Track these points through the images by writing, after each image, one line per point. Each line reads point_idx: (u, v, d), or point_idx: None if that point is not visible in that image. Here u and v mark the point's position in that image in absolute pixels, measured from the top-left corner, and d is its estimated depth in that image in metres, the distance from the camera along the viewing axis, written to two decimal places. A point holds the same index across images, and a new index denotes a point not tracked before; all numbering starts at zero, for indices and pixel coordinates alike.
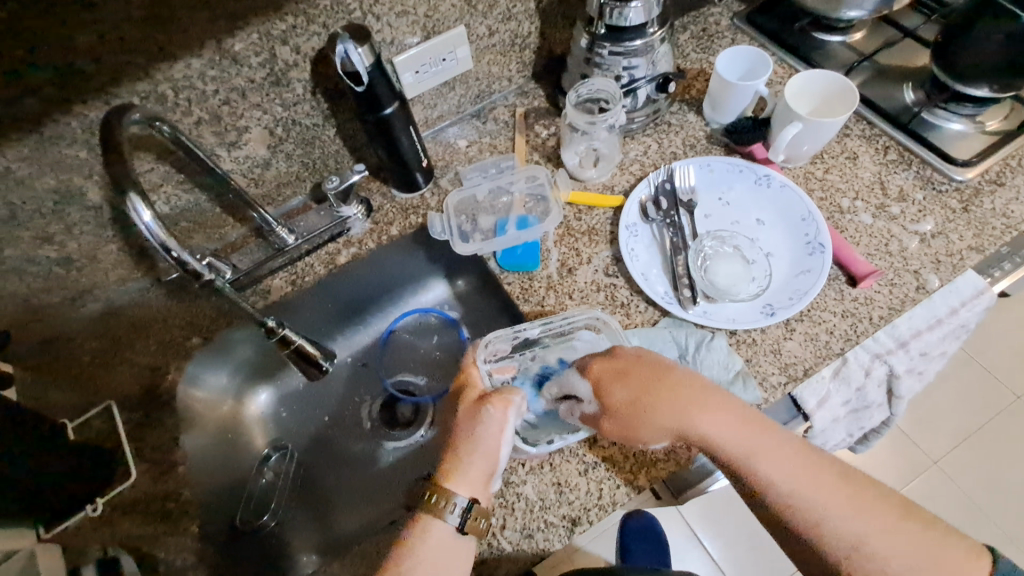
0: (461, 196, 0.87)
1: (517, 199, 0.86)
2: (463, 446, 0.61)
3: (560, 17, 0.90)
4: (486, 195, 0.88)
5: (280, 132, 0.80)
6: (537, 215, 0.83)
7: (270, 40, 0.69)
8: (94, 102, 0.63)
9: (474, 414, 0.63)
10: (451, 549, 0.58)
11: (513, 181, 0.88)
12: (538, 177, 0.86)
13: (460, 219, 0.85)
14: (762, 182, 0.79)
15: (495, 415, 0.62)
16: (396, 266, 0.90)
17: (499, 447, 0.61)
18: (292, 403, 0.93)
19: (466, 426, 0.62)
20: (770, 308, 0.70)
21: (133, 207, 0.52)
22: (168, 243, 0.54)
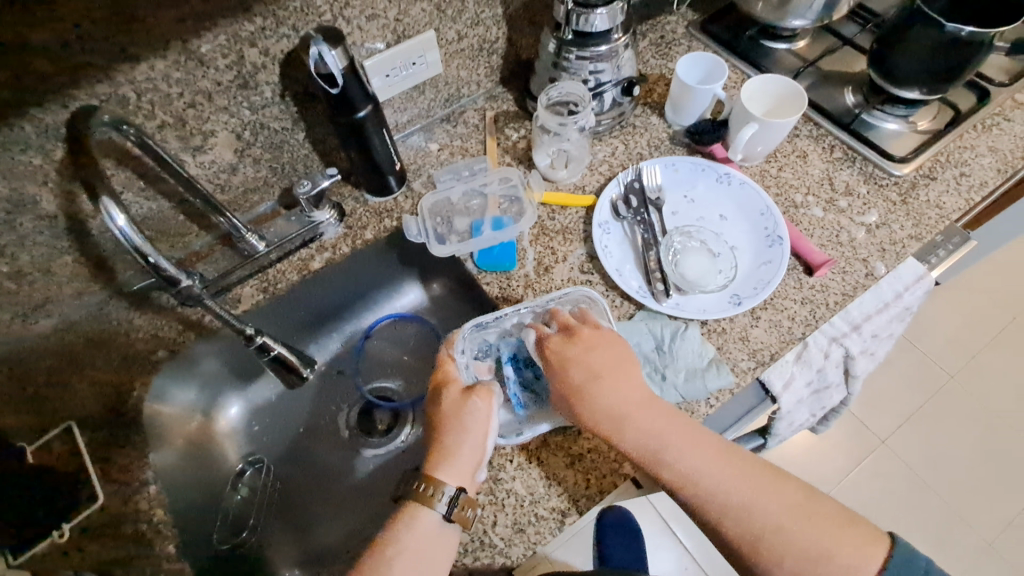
0: (435, 198, 0.87)
1: (493, 200, 0.87)
2: (450, 437, 0.63)
3: (527, 23, 0.92)
4: (460, 197, 0.88)
5: (247, 137, 0.78)
6: (514, 215, 0.84)
7: (238, 42, 0.67)
8: (50, 105, 0.61)
9: (460, 405, 0.64)
10: (440, 538, 0.59)
11: (486, 182, 0.89)
12: (512, 177, 0.88)
13: (436, 220, 0.86)
14: (723, 180, 0.83)
15: (482, 407, 0.64)
16: (369, 270, 0.90)
17: (486, 439, 0.63)
18: (266, 415, 0.90)
19: (452, 419, 0.63)
20: (737, 298, 0.74)
21: (108, 213, 0.50)
22: (144, 248, 0.52)
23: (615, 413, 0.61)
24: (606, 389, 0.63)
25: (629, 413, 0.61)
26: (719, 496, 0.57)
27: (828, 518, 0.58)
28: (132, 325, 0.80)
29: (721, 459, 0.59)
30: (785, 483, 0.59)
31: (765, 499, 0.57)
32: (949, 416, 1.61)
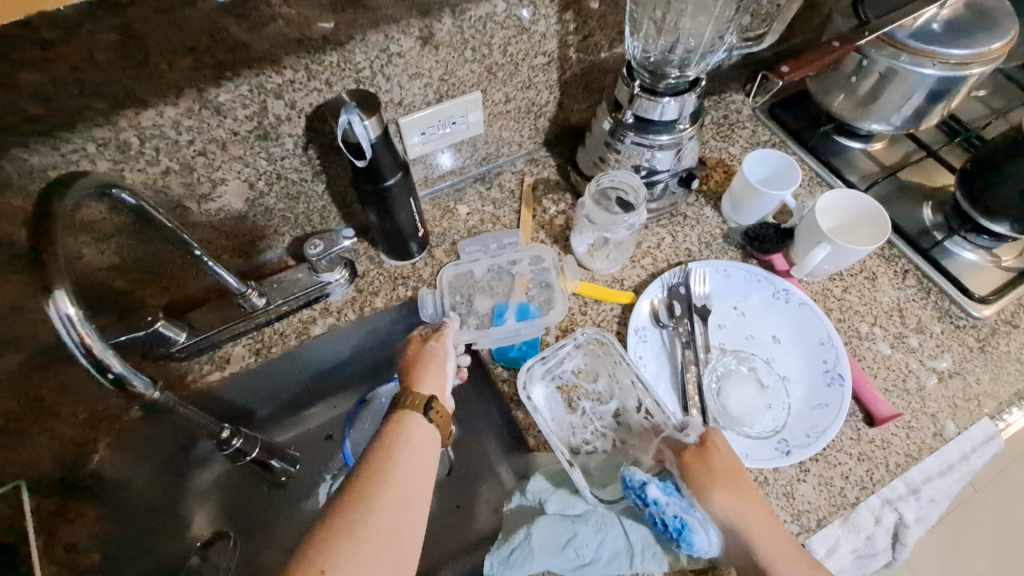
0: (457, 269, 0.79)
1: (522, 280, 0.79)
2: (422, 367, 0.63)
3: (582, 89, 0.84)
4: (484, 273, 0.80)
5: (261, 186, 0.70)
6: (543, 302, 0.75)
7: (263, 93, 0.60)
8: (38, 147, 0.53)
9: (421, 347, 0.65)
10: (425, 441, 0.57)
11: (515, 259, 0.80)
12: (545, 259, 0.79)
13: (456, 292, 0.78)
14: (780, 296, 0.74)
15: (442, 345, 0.65)
16: (372, 338, 0.81)
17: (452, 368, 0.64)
18: (240, 479, 0.82)
19: (420, 359, 0.64)
20: (785, 445, 0.65)
21: (57, 306, 0.43)
22: (94, 349, 0.44)
23: (751, 529, 0.56)
24: (746, 504, 0.57)
25: (763, 537, 0.56)
26: None
27: None
28: None
29: None
30: None
31: None
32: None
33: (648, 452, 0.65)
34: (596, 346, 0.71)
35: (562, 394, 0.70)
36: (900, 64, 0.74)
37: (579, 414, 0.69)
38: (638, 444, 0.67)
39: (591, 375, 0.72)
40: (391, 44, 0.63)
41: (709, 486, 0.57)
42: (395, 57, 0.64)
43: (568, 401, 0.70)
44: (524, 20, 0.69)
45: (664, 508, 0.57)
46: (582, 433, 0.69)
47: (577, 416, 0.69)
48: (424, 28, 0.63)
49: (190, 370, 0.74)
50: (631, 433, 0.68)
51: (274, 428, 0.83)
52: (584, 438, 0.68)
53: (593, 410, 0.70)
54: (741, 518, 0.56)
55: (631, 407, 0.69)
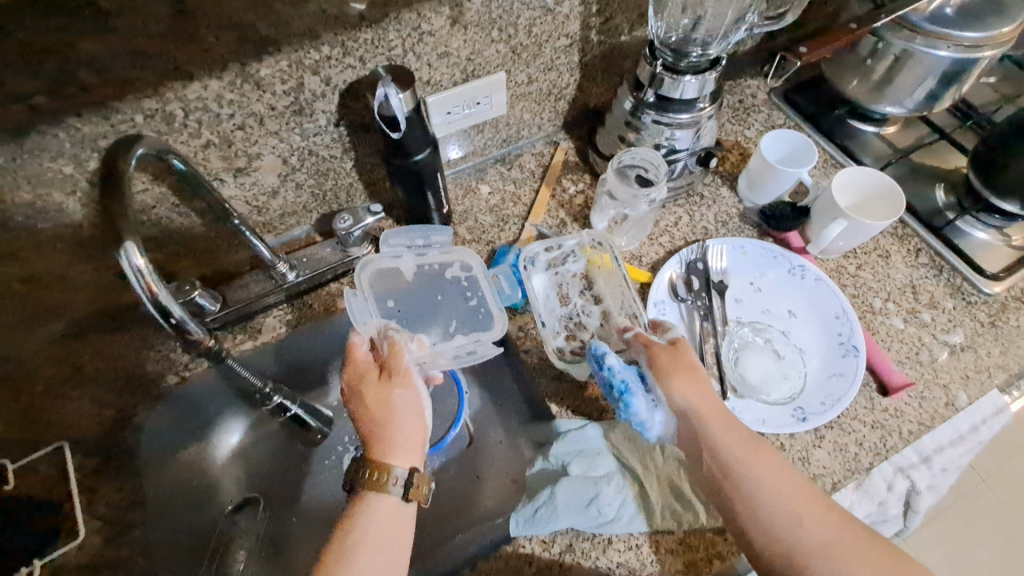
0: (377, 265, 0.74)
1: (452, 289, 0.75)
2: (387, 425, 0.59)
3: (601, 72, 0.87)
4: (410, 271, 0.75)
5: (293, 162, 0.73)
6: (477, 319, 0.73)
7: (300, 68, 0.62)
8: (90, 117, 0.56)
9: (382, 395, 0.60)
10: (398, 521, 0.56)
11: (443, 258, 0.76)
12: (473, 263, 0.76)
13: (378, 291, 0.73)
14: (796, 272, 0.76)
15: (408, 393, 0.61)
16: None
17: (424, 418, 0.61)
18: (269, 448, 0.84)
19: (384, 412, 0.59)
20: (801, 413, 0.67)
21: (126, 254, 0.46)
22: (160, 296, 0.48)
23: (706, 416, 0.59)
24: (700, 392, 0.61)
25: (715, 419, 0.59)
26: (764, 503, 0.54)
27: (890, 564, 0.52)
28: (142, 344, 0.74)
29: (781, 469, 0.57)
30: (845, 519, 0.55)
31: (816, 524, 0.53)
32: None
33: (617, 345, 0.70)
34: (600, 254, 0.77)
35: (558, 289, 0.77)
36: (915, 46, 0.76)
37: (569, 308, 0.76)
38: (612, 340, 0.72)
39: (590, 283, 0.77)
40: (423, 23, 0.65)
41: (669, 371, 0.62)
42: (426, 36, 0.67)
43: (563, 297, 0.76)
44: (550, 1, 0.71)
45: (616, 371, 0.62)
46: (558, 321, 0.75)
47: (566, 308, 0.76)
48: (455, 7, 0.66)
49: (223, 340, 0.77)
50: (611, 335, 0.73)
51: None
52: (561, 326, 0.74)
53: (582, 307, 0.76)
54: (693, 399, 0.60)
55: (616, 312, 0.74)
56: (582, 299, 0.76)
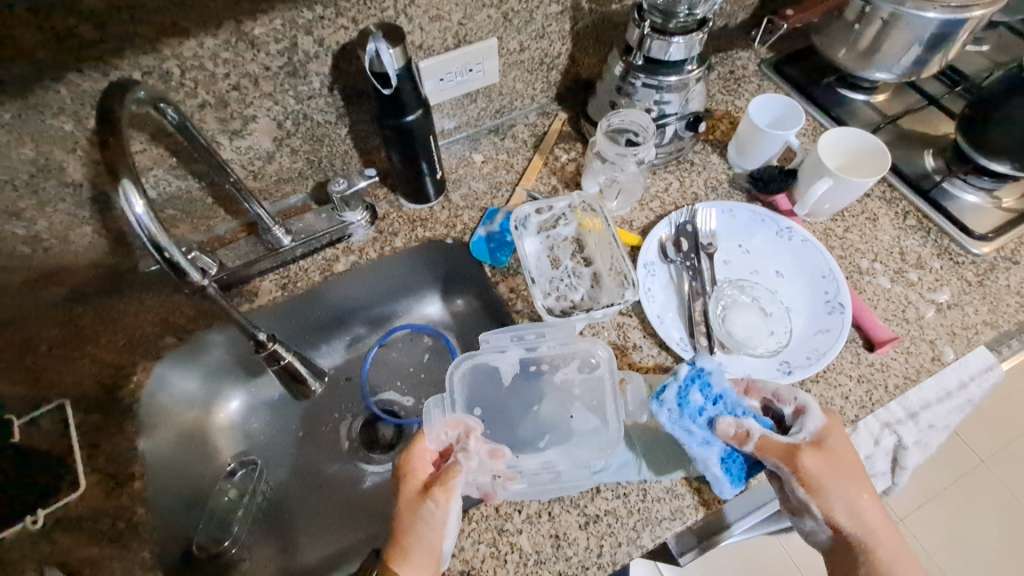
0: (479, 361, 0.67)
1: (550, 396, 0.68)
2: (408, 530, 0.55)
3: (592, 41, 0.88)
4: (511, 364, 0.69)
5: (288, 126, 0.74)
6: (579, 429, 0.65)
7: (294, 28, 0.64)
8: (90, 72, 0.57)
9: (415, 501, 0.56)
10: None
11: (553, 348, 0.68)
12: (599, 363, 0.67)
13: (472, 392, 0.67)
14: (783, 234, 0.77)
15: (439, 508, 0.55)
16: (391, 279, 0.85)
17: (445, 539, 0.55)
18: (266, 413, 0.86)
19: (411, 518, 0.56)
20: (787, 366, 0.68)
21: (125, 195, 0.48)
22: (158, 237, 0.49)
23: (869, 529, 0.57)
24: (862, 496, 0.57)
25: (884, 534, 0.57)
26: None
27: None
28: None
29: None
30: None
31: None
32: (1012, 520, 1.34)
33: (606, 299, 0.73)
34: (589, 216, 0.78)
35: (548, 252, 0.78)
36: (904, 9, 0.76)
37: (559, 270, 0.77)
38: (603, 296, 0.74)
39: (580, 246, 0.79)
40: None
41: (827, 483, 0.56)
42: None
43: (553, 259, 0.78)
44: None
45: (693, 430, 0.58)
46: (547, 282, 0.76)
47: (556, 270, 0.77)
48: None
49: None
50: (602, 296, 0.74)
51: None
52: (550, 286, 0.75)
53: (571, 269, 0.77)
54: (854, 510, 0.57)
55: (605, 272, 0.76)
56: (571, 263, 0.78)
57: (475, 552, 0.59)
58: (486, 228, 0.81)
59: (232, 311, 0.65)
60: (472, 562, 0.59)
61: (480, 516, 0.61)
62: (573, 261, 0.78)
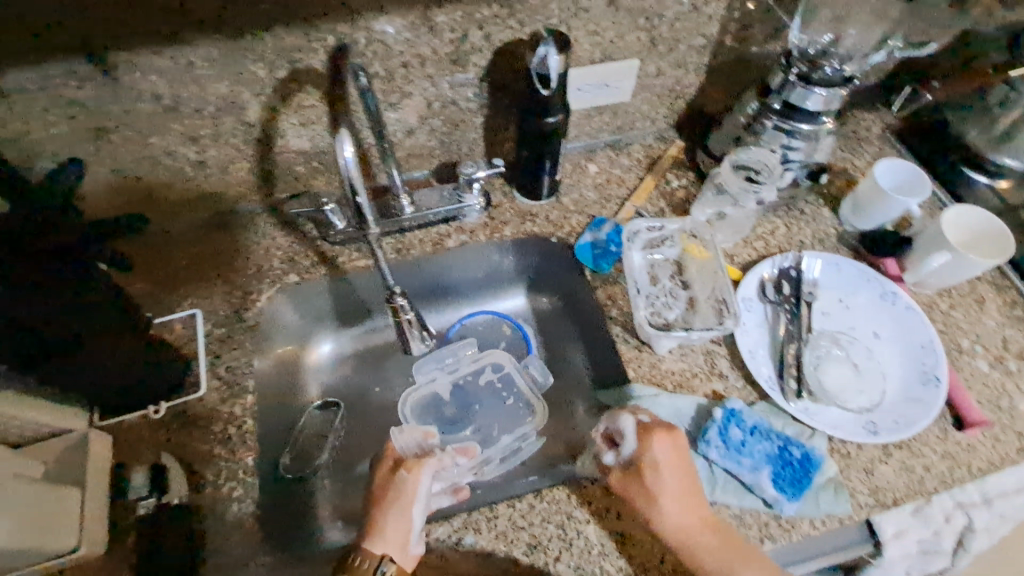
0: (418, 393, 0.86)
1: (490, 398, 0.87)
2: (380, 503, 0.61)
3: (724, 79, 0.91)
4: (445, 390, 0.87)
5: (435, 107, 0.81)
6: (517, 412, 0.85)
7: (470, 21, 0.70)
8: (295, 30, 0.65)
9: (388, 477, 0.63)
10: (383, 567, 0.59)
11: (461, 364, 0.89)
12: (504, 362, 0.88)
13: (422, 417, 0.84)
14: (887, 298, 0.78)
15: (409, 480, 0.62)
16: (491, 266, 0.92)
17: (415, 509, 0.60)
18: (350, 362, 0.91)
19: (384, 494, 0.62)
20: (872, 426, 0.69)
21: (339, 139, 0.54)
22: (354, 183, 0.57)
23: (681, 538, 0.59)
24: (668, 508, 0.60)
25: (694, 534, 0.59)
26: None
27: None
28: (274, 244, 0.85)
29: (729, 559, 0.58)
30: None
31: None
32: None
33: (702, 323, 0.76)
34: (695, 243, 0.81)
35: (650, 268, 0.81)
36: None
37: (657, 288, 0.79)
38: (697, 320, 0.77)
39: (681, 269, 0.81)
40: None
41: (636, 502, 0.61)
42: (582, 11, 0.73)
43: (653, 276, 0.80)
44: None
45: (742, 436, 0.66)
46: (647, 296, 0.78)
47: (655, 286, 0.79)
48: None
49: (342, 255, 0.85)
50: (695, 319, 0.77)
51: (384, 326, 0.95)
52: (649, 301, 0.78)
53: (669, 289, 0.80)
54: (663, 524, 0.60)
55: (703, 299, 0.79)
56: (672, 282, 0.80)
57: (544, 530, 0.63)
58: (594, 234, 0.85)
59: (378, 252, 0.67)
60: (539, 537, 0.62)
61: (553, 498, 0.65)
62: (673, 282, 0.80)
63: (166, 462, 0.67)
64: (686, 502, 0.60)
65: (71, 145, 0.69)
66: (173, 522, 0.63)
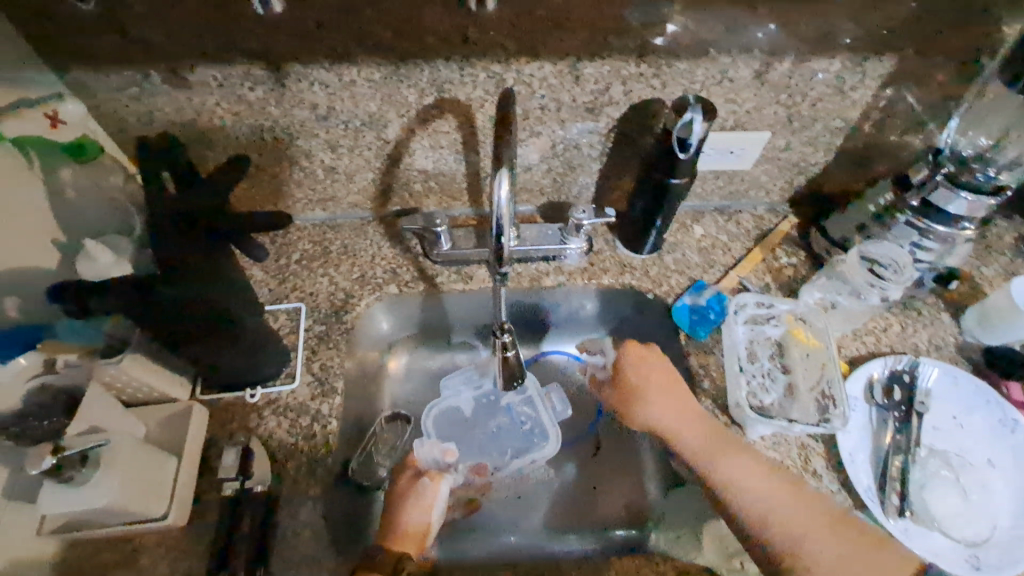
0: (440, 407, 0.85)
1: (511, 419, 0.87)
2: (400, 508, 0.68)
3: (851, 163, 0.88)
4: (468, 406, 0.87)
5: (558, 149, 0.82)
6: (532, 438, 0.85)
7: (616, 76, 0.71)
8: (452, 64, 0.68)
9: (410, 482, 0.70)
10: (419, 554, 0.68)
11: (484, 381, 0.88)
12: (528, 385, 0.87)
13: (444, 431, 0.84)
14: (1007, 424, 0.72)
15: (430, 485, 0.70)
16: (579, 308, 0.92)
17: (433, 513, 0.68)
18: (425, 376, 0.93)
19: (403, 497, 0.69)
20: (976, 562, 0.63)
21: (498, 178, 0.52)
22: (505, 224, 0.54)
23: (676, 437, 0.70)
24: (671, 409, 0.71)
25: (682, 421, 0.70)
26: (762, 509, 0.63)
27: (854, 539, 0.61)
28: (380, 253, 0.88)
29: (738, 450, 0.67)
30: (819, 500, 0.64)
31: (804, 519, 0.62)
32: None
33: (803, 414, 0.73)
34: (802, 328, 0.79)
35: (750, 344, 0.79)
36: None
37: (755, 366, 0.77)
38: (795, 408, 0.73)
39: (783, 352, 0.79)
40: (731, 69, 0.71)
41: (649, 395, 0.72)
42: (727, 81, 0.72)
43: (752, 353, 0.78)
44: (847, 84, 0.75)
45: None
46: (745, 375, 0.75)
47: (754, 364, 0.77)
48: (765, 64, 0.71)
49: (441, 275, 0.86)
50: (794, 408, 0.74)
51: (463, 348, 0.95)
52: (748, 380, 0.75)
53: (767, 370, 0.77)
54: (665, 415, 0.71)
55: (803, 388, 0.75)
56: (772, 364, 0.78)
57: None
58: (693, 298, 0.84)
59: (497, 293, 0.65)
60: None
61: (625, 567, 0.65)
62: (772, 364, 0.78)
63: (252, 445, 0.70)
64: (686, 404, 0.71)
65: (228, 136, 0.75)
66: (253, 508, 0.65)
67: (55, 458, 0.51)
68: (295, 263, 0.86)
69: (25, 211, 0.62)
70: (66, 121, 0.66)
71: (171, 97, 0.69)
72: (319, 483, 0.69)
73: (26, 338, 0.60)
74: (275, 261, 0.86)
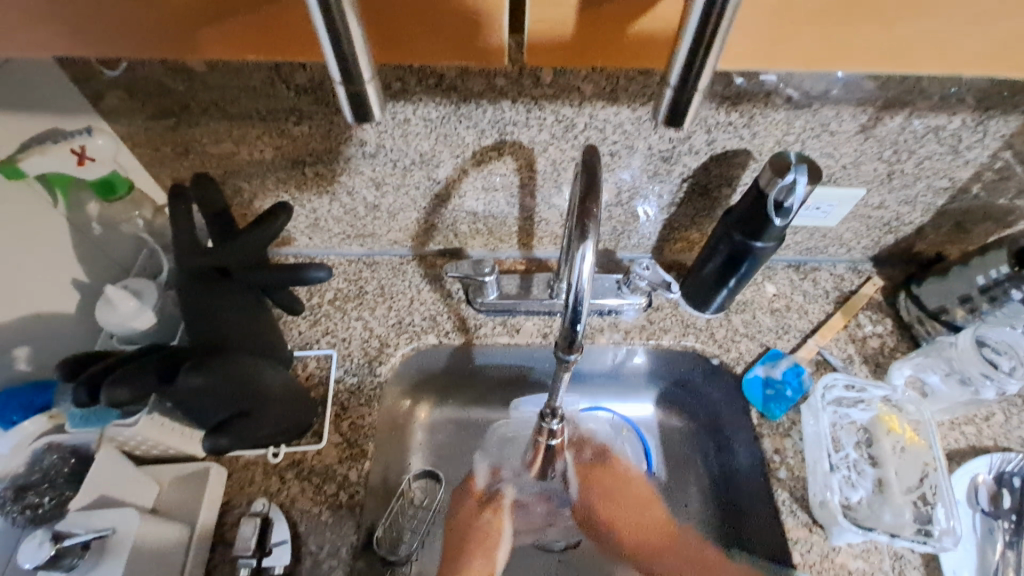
0: (501, 432, 0.82)
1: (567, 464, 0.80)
2: (462, 544, 0.73)
3: (950, 224, 0.78)
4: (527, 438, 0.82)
5: (623, 197, 0.74)
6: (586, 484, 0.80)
7: (700, 124, 0.63)
8: (518, 105, 0.61)
9: (473, 515, 0.76)
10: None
11: None
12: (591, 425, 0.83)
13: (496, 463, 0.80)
14: None
15: (495, 519, 0.76)
16: (627, 360, 0.81)
17: (501, 551, 0.74)
18: (455, 428, 0.82)
19: (472, 527, 0.75)
20: None
21: (583, 248, 0.45)
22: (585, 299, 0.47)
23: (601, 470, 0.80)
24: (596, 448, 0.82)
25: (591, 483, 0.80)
26: None
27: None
28: (419, 296, 0.81)
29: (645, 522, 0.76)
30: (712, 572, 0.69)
31: None
32: None
33: (897, 522, 0.62)
34: (892, 418, 0.69)
35: (832, 431, 0.69)
36: None
37: (839, 457, 0.67)
38: (888, 513, 0.63)
39: (870, 444, 0.68)
40: (833, 121, 0.63)
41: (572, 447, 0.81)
42: (826, 133, 0.65)
43: (835, 441, 0.68)
44: (962, 142, 0.66)
45: None
46: (836, 464, 0.66)
47: (837, 455, 0.67)
48: (873, 118, 0.63)
49: (485, 326, 0.79)
50: (886, 511, 0.64)
51: (496, 400, 0.84)
52: (837, 472, 0.66)
53: (853, 461, 0.67)
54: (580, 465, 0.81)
55: (898, 487, 0.65)
56: (859, 457, 0.68)
57: None
58: (767, 369, 0.74)
59: (562, 377, 0.57)
60: None
61: None
62: (859, 458, 0.68)
63: (272, 514, 0.63)
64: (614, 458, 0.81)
65: (267, 170, 0.69)
66: None
67: (54, 547, 0.47)
68: (327, 304, 0.79)
69: (39, 254, 0.58)
70: (94, 156, 0.58)
71: (210, 127, 0.63)
72: (342, 565, 0.61)
73: (37, 403, 0.56)
74: (306, 300, 0.80)
